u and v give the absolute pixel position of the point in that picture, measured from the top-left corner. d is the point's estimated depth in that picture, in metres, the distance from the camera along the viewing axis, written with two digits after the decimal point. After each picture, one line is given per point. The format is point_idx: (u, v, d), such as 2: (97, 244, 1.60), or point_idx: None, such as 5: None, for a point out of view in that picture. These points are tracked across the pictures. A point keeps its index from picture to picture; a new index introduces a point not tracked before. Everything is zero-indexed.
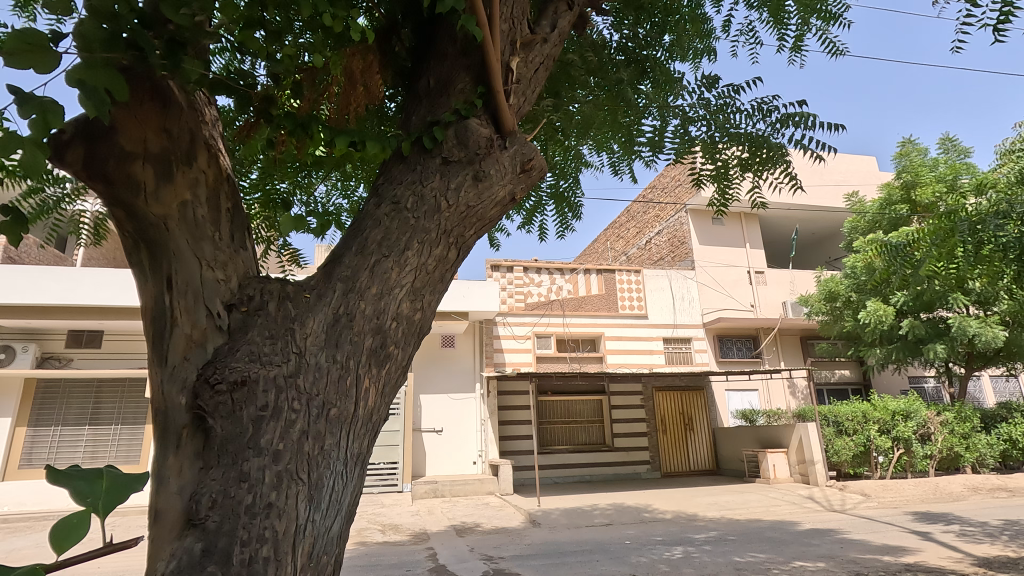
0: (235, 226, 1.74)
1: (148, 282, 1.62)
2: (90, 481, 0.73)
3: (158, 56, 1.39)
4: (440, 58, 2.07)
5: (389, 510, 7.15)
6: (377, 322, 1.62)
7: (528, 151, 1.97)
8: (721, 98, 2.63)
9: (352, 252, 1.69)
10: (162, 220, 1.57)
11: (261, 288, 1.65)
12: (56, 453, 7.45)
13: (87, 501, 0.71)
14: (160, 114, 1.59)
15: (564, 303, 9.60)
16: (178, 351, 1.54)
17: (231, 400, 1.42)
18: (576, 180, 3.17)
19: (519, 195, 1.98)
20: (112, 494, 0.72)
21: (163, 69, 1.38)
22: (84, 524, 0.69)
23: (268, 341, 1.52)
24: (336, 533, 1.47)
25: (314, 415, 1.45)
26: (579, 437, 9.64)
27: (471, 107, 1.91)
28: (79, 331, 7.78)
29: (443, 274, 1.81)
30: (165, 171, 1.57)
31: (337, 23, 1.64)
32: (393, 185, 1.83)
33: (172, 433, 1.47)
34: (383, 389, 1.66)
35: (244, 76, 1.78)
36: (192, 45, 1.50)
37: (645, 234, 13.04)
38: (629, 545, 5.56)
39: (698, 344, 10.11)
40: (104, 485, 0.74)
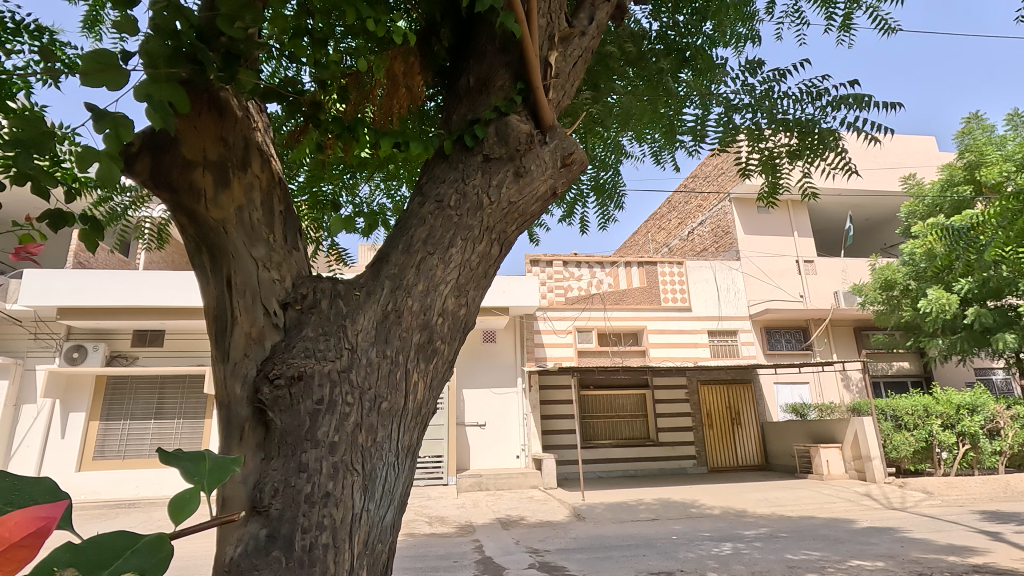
0: (288, 228, 1.82)
1: (210, 283, 1.71)
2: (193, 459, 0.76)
3: (215, 69, 1.46)
4: (479, 56, 2.09)
5: (436, 503, 7.31)
6: (423, 318, 1.67)
7: (568, 145, 1.98)
8: (768, 82, 2.54)
9: (398, 251, 1.74)
10: (221, 223, 1.65)
11: (314, 287, 1.71)
12: (126, 445, 7.99)
13: (195, 480, 0.73)
14: (217, 123, 1.68)
15: (604, 297, 9.49)
16: (239, 348, 1.62)
17: (289, 394, 1.49)
18: (617, 170, 3.14)
19: (561, 190, 1.99)
20: (215, 472, 0.73)
21: (220, 80, 1.46)
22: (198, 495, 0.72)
23: (321, 337, 1.58)
24: (389, 523, 1.52)
25: (366, 409, 1.51)
26: (622, 431, 9.56)
27: (511, 103, 1.93)
28: (143, 330, 8.21)
29: (486, 270, 1.85)
30: (222, 177, 1.66)
31: (380, 27, 1.68)
32: (436, 184, 1.86)
33: (235, 427, 1.56)
34: (431, 383, 1.71)
35: (292, 84, 1.84)
36: (245, 56, 1.56)
37: (688, 226, 12.80)
38: (677, 541, 5.49)
39: (745, 337, 9.81)
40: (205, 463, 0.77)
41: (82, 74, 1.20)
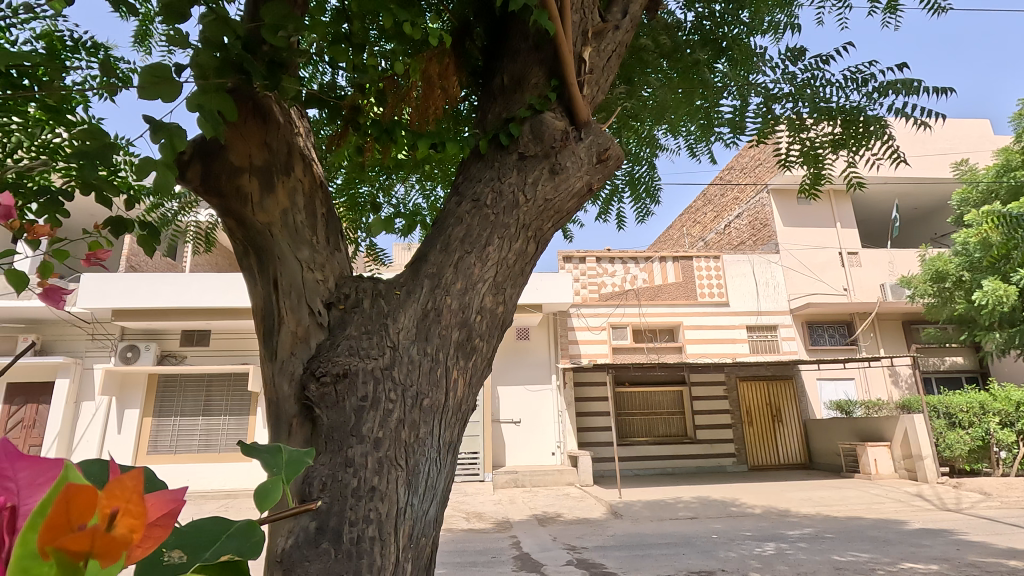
0: (330, 230, 1.87)
1: (257, 285, 1.78)
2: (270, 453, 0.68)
3: (260, 77, 1.51)
4: (513, 55, 2.09)
5: (473, 499, 7.38)
6: (462, 316, 1.70)
7: (604, 141, 1.97)
8: (810, 71, 2.47)
9: (437, 250, 1.77)
10: (267, 227, 1.71)
11: (357, 287, 1.75)
12: (176, 441, 8.33)
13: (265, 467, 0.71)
14: (261, 130, 1.73)
15: (639, 293, 9.37)
16: (286, 347, 1.68)
17: (334, 391, 1.53)
18: (653, 164, 3.09)
19: (597, 186, 1.98)
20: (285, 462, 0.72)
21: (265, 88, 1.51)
22: (280, 486, 0.64)
23: (364, 336, 1.62)
24: (432, 517, 1.55)
25: (409, 405, 1.54)
26: (659, 429, 9.43)
27: (545, 101, 1.93)
28: (191, 331, 8.54)
29: (523, 268, 1.86)
30: (267, 182, 1.72)
31: (416, 30, 1.70)
32: (473, 183, 1.88)
33: (284, 423, 1.61)
34: (471, 380, 1.73)
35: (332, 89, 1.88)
36: (288, 63, 1.61)
37: (724, 219, 12.52)
38: (717, 540, 5.39)
39: (786, 332, 9.55)
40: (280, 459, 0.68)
41: (139, 86, 1.26)
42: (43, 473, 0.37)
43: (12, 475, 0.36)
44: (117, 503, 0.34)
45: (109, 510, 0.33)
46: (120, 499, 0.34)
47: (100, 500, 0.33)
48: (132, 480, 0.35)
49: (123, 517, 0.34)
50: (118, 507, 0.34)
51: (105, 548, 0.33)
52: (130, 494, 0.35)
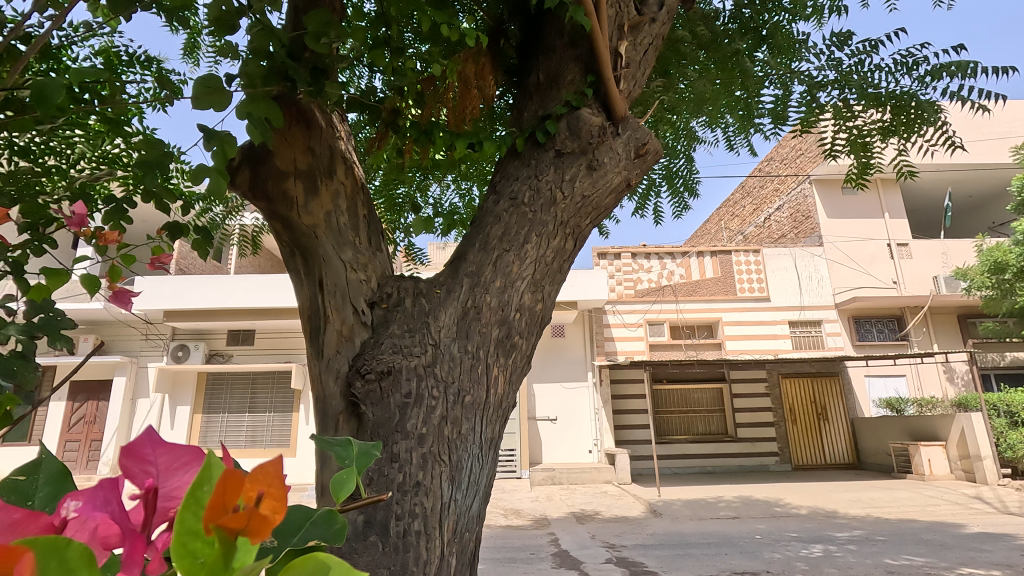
0: (372, 231, 1.91)
1: (303, 285, 1.83)
2: (343, 444, 0.63)
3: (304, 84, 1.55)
4: (548, 52, 2.09)
5: (510, 495, 7.42)
6: (502, 314, 1.72)
7: (641, 135, 1.95)
8: (857, 55, 2.37)
9: (476, 249, 1.78)
10: (312, 229, 1.77)
11: (398, 287, 1.79)
12: (225, 437, 8.63)
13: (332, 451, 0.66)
14: (305, 135, 1.78)
15: (676, 289, 9.21)
16: (331, 346, 1.73)
17: (379, 388, 1.57)
18: (691, 158, 3.04)
19: (635, 181, 1.96)
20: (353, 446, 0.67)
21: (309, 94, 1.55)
22: (356, 481, 0.58)
23: (406, 334, 1.65)
24: (476, 513, 1.57)
25: (451, 402, 1.57)
26: (698, 427, 9.26)
27: (582, 97, 1.93)
28: (237, 330, 8.85)
29: (562, 265, 1.86)
30: (312, 185, 1.77)
31: (453, 32, 1.72)
32: (510, 181, 1.89)
33: (331, 419, 1.66)
34: (511, 377, 1.75)
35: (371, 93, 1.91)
36: (330, 70, 1.65)
37: (765, 211, 12.18)
38: (761, 541, 5.26)
39: (831, 328, 9.23)
40: (355, 452, 0.63)
41: (193, 98, 1.32)
42: (179, 457, 0.38)
43: (152, 460, 0.38)
44: (261, 487, 0.30)
45: (256, 491, 0.29)
46: (264, 482, 0.30)
47: (243, 484, 0.29)
48: (279, 464, 0.30)
49: (269, 502, 0.30)
50: (263, 490, 0.30)
51: (260, 526, 0.29)
52: (277, 476, 0.30)
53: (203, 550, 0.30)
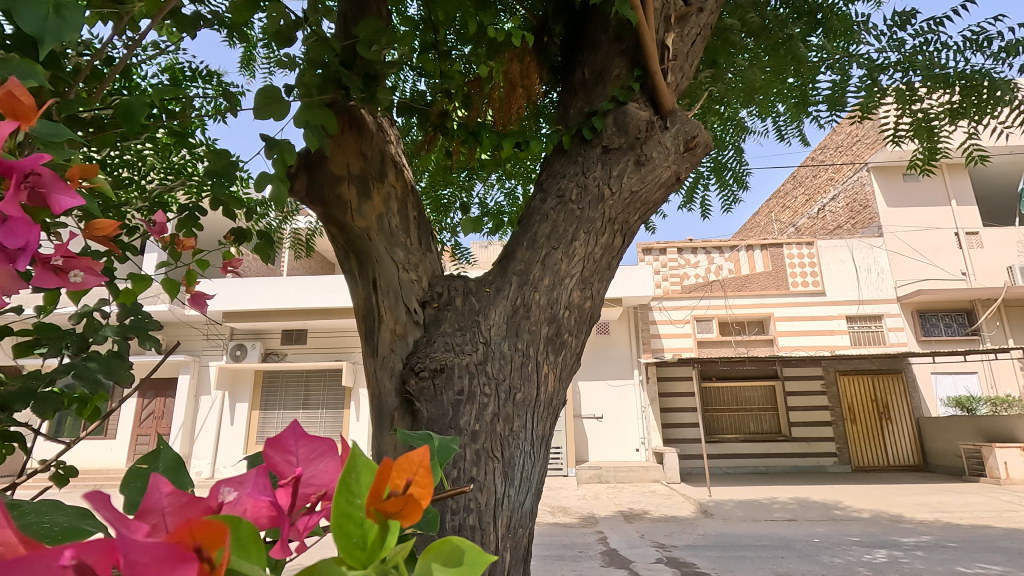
0: (422, 232, 1.95)
1: (358, 286, 1.89)
2: (425, 437, 0.64)
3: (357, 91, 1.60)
4: (593, 47, 2.08)
5: (557, 493, 7.42)
6: (551, 312, 1.72)
7: (691, 128, 1.91)
8: (922, 35, 2.24)
9: (524, 247, 1.80)
10: (365, 231, 1.82)
11: (448, 286, 1.82)
12: (281, 433, 9.00)
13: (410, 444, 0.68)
14: (357, 140, 1.84)
15: (725, 284, 8.94)
16: (386, 344, 1.78)
17: (432, 385, 1.61)
18: (739, 151, 2.95)
19: (685, 175, 1.92)
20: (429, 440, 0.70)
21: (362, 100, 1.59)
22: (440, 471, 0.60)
23: (458, 332, 1.68)
24: (528, 509, 1.59)
25: (502, 399, 1.59)
26: (750, 426, 8.96)
27: (628, 92, 1.91)
28: (290, 330, 9.20)
29: (610, 261, 1.85)
30: (364, 189, 1.82)
31: (499, 33, 1.73)
32: (557, 179, 1.89)
33: (386, 415, 1.71)
34: (561, 374, 1.76)
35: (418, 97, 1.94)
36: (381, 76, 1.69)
37: (818, 201, 11.67)
38: (820, 544, 5.06)
39: (893, 322, 8.78)
40: (436, 445, 0.65)
41: (254, 108, 1.38)
42: (315, 448, 0.45)
43: (294, 451, 0.44)
44: (409, 474, 0.37)
45: (405, 478, 0.37)
46: (410, 470, 0.37)
47: (391, 475, 0.37)
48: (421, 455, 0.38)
49: (415, 488, 0.37)
50: (411, 478, 0.37)
51: (412, 509, 0.37)
52: (418, 466, 0.38)
53: (357, 532, 0.35)
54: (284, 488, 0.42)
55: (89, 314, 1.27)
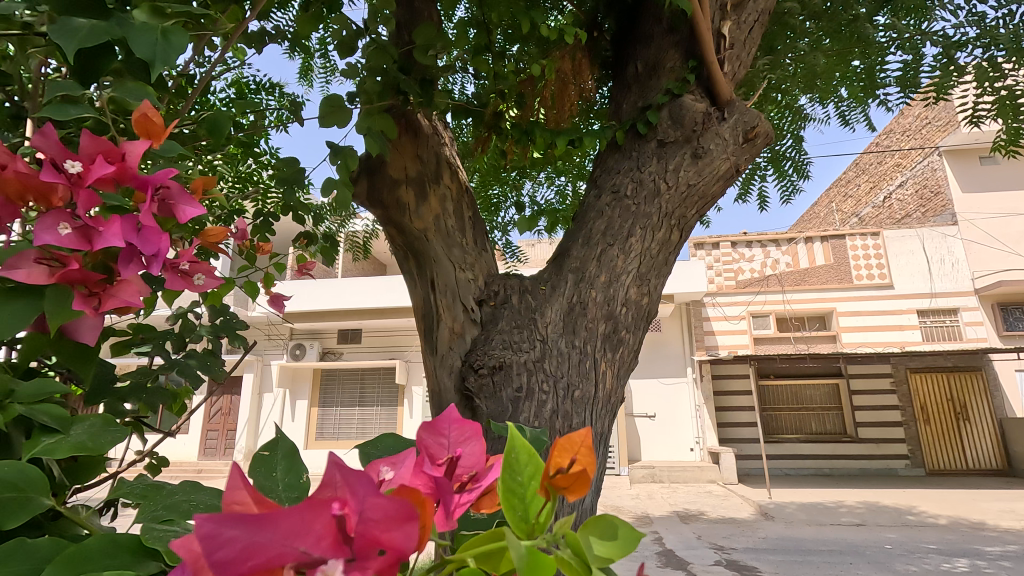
0: (477, 231, 1.98)
1: (417, 286, 1.94)
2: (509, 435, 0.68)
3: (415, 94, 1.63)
4: (646, 40, 2.05)
5: (609, 493, 7.35)
6: (608, 309, 1.72)
7: (750, 118, 1.85)
8: (1004, 7, 2.09)
9: (579, 244, 1.79)
10: (423, 232, 1.87)
11: (504, 284, 1.84)
12: (338, 429, 9.31)
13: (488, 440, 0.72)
14: (413, 143, 1.88)
15: (783, 278, 8.57)
16: (445, 342, 1.82)
17: (491, 382, 1.63)
18: (797, 139, 2.83)
19: (744, 167, 1.87)
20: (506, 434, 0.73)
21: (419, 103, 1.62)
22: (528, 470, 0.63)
23: (515, 330, 1.70)
24: (588, 505, 1.59)
25: (561, 397, 1.59)
26: (811, 426, 8.54)
27: (683, 83, 1.87)
28: (346, 330, 9.51)
29: (668, 257, 1.83)
30: (421, 191, 1.87)
31: (552, 31, 1.72)
32: (611, 175, 1.87)
33: (446, 411, 1.75)
34: (619, 371, 1.75)
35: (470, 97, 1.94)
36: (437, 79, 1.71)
37: (883, 189, 11.02)
38: (892, 551, 4.80)
39: (970, 316, 8.22)
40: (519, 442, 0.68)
41: (319, 117, 1.44)
42: (464, 430, 0.49)
43: (446, 434, 0.48)
44: (573, 452, 0.44)
45: (570, 456, 0.44)
46: (573, 448, 0.44)
47: (559, 452, 0.44)
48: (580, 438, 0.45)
49: (579, 464, 0.44)
50: (573, 456, 0.44)
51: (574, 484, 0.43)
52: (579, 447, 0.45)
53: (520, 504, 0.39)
54: (441, 466, 0.45)
55: (184, 315, 1.37)
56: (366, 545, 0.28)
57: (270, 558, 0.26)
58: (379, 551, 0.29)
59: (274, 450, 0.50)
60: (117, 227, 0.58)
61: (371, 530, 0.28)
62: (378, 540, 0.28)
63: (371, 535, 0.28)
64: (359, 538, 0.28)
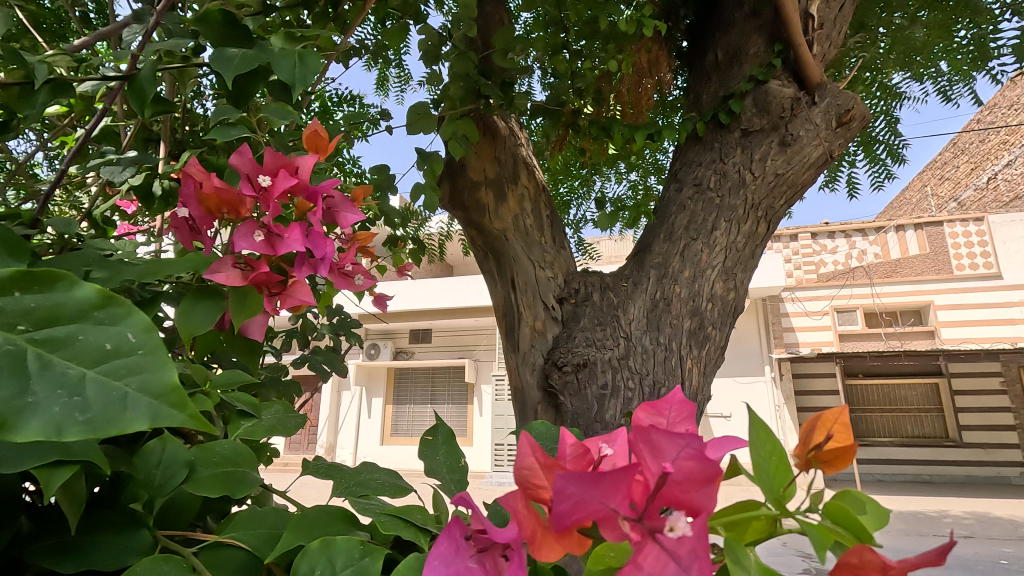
0: (555, 230, 2.00)
1: (497, 285, 1.98)
2: None
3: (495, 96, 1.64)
4: (727, 27, 1.99)
5: None
6: (693, 305, 1.68)
7: (844, 101, 1.75)
8: None
9: (660, 239, 1.77)
10: (503, 232, 1.90)
11: (584, 282, 1.85)
12: (412, 426, 9.62)
13: None
14: (491, 145, 1.91)
15: (871, 270, 7.96)
16: (526, 340, 1.84)
17: (576, 379, 1.64)
18: (891, 120, 2.63)
19: (838, 152, 1.77)
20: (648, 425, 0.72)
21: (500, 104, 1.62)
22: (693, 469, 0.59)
23: (598, 328, 1.70)
24: None
25: (647, 394, 1.58)
26: (907, 429, 7.89)
27: (769, 69, 1.80)
28: (417, 330, 9.79)
29: (754, 250, 1.77)
30: (500, 192, 1.90)
31: (631, 25, 1.69)
32: (692, 168, 1.83)
33: (529, 408, 1.78)
34: (706, 369, 1.71)
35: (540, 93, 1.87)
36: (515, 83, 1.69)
37: (987, 169, 10.00)
38: (1008, 567, 4.36)
39: None
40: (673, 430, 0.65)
41: (407, 125, 1.50)
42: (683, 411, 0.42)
43: (665, 412, 0.42)
44: (828, 427, 0.45)
45: (826, 431, 0.45)
46: (829, 424, 0.46)
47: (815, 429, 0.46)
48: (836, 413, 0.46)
49: (835, 440, 0.45)
50: (830, 431, 0.45)
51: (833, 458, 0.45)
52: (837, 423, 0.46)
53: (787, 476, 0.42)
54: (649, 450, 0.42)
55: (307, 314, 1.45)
56: (663, 503, 0.32)
57: (594, 510, 0.31)
58: (680, 512, 0.32)
59: (436, 434, 0.57)
60: (297, 234, 0.65)
61: (669, 490, 0.32)
62: (677, 500, 0.32)
63: (669, 494, 0.32)
64: (659, 495, 0.32)
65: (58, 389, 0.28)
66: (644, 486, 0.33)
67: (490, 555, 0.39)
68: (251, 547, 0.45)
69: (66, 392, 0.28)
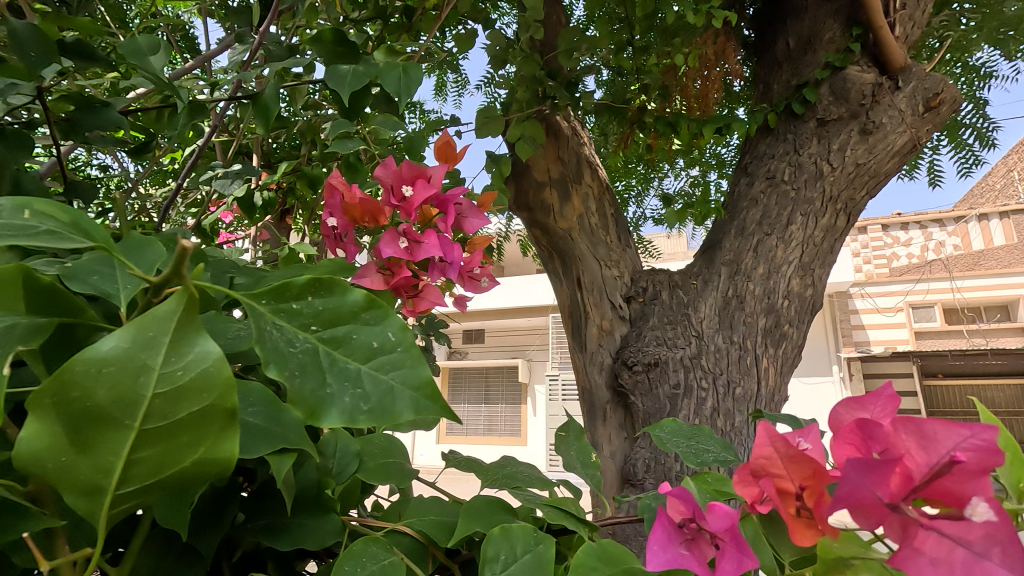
0: (620, 229, 1.98)
1: (562, 284, 1.98)
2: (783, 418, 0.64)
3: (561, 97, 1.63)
4: (799, 13, 1.91)
5: None
6: (768, 303, 1.63)
7: (932, 84, 1.65)
8: None
9: (731, 235, 1.72)
10: (568, 232, 1.90)
11: (652, 280, 1.82)
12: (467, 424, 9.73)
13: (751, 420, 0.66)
14: (555, 145, 1.91)
15: (950, 263, 7.20)
16: (594, 339, 1.83)
17: (647, 379, 1.61)
18: (978, 103, 2.44)
19: (925, 139, 1.67)
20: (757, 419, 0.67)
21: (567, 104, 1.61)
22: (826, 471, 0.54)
23: (669, 326, 1.67)
24: None
25: (721, 394, 1.54)
26: None
27: (846, 54, 1.72)
28: (470, 330, 9.89)
29: (833, 244, 1.70)
30: (565, 191, 1.90)
31: (700, 17, 1.64)
32: (763, 161, 1.77)
33: (597, 408, 1.77)
34: (783, 368, 1.66)
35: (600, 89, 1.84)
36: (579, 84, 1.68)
37: None
38: None
39: None
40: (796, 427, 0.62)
41: (477, 128, 1.52)
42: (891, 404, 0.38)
43: (869, 406, 0.38)
44: None
45: None
46: None
47: None
48: None
49: None
50: None
51: None
52: None
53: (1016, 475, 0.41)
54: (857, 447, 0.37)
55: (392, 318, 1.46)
56: (933, 493, 0.33)
57: (863, 496, 0.32)
58: (960, 501, 0.32)
59: (569, 431, 0.57)
60: (434, 240, 0.68)
61: (941, 480, 0.32)
62: (948, 491, 0.33)
63: (941, 485, 0.32)
64: (927, 487, 0.33)
65: (346, 381, 0.29)
66: (905, 477, 0.33)
67: (698, 542, 0.38)
68: (419, 533, 0.46)
69: (346, 383, 0.29)
